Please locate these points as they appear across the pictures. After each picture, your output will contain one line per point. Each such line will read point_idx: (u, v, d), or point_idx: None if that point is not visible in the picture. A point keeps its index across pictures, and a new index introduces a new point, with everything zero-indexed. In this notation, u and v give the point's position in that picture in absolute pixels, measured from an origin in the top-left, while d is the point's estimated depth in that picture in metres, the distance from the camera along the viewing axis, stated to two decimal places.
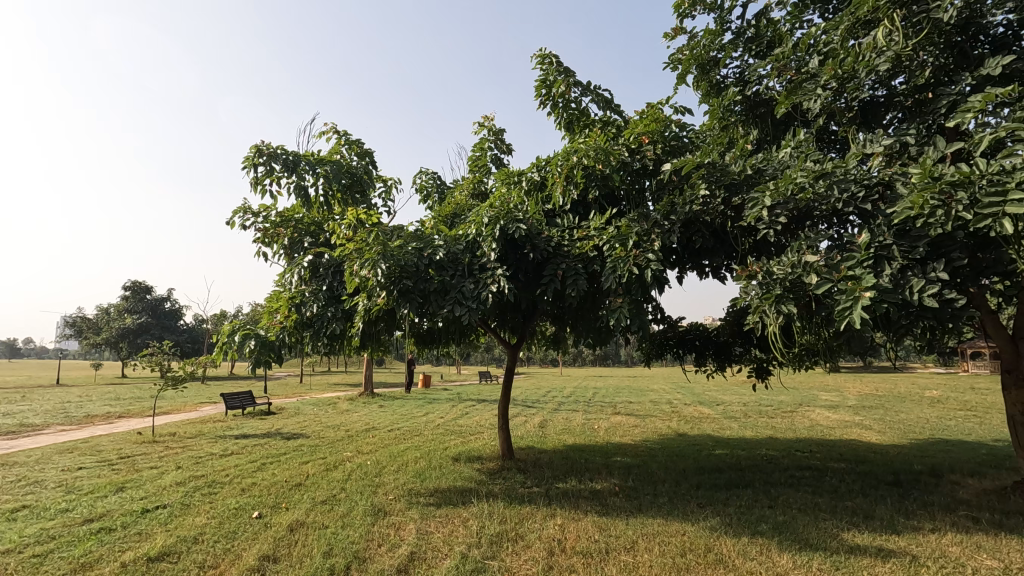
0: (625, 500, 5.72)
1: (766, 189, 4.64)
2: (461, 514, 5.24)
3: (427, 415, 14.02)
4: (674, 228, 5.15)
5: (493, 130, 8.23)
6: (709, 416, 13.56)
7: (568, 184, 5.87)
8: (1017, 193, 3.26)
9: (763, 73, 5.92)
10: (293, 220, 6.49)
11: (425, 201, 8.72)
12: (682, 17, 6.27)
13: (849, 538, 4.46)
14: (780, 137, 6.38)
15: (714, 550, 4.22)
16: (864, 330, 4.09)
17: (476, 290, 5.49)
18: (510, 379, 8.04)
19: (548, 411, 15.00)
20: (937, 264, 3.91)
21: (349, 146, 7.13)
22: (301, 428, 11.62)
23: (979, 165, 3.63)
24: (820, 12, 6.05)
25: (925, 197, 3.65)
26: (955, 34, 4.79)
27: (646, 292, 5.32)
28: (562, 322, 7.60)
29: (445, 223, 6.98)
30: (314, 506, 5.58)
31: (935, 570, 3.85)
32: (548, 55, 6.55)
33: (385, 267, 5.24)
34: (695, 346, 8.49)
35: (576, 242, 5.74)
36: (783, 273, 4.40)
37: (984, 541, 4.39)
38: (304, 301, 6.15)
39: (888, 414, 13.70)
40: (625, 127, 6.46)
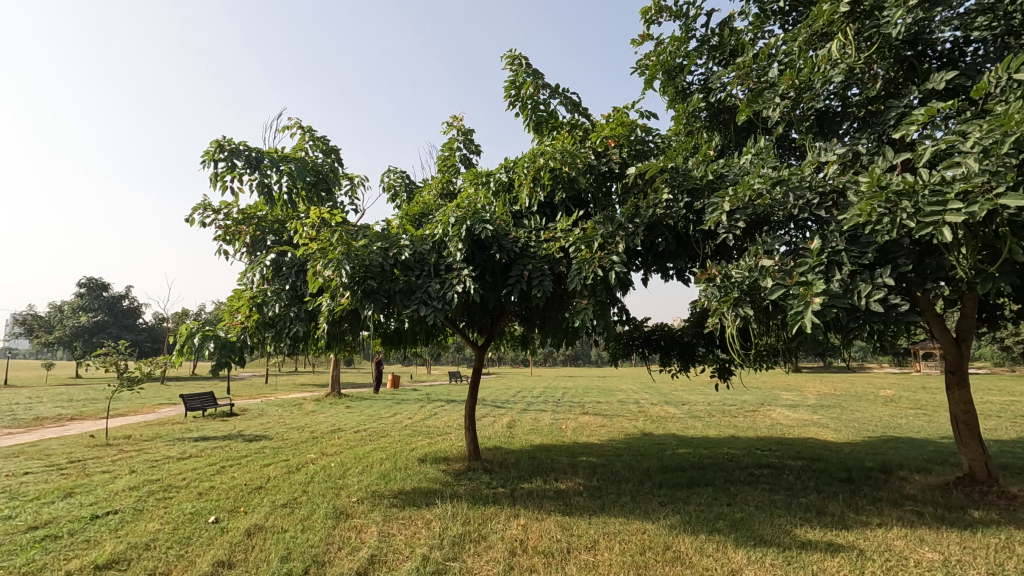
0: (589, 500, 5.78)
1: (725, 195, 4.75)
2: (424, 516, 5.21)
3: (395, 415, 13.88)
4: (638, 231, 5.22)
5: (462, 130, 8.22)
6: (675, 415, 13.80)
7: (535, 185, 5.91)
8: (956, 202, 3.42)
9: (726, 80, 6.03)
10: (255, 219, 6.36)
11: (393, 200, 8.64)
12: (649, 23, 6.35)
13: (802, 534, 4.62)
14: (742, 144, 6.52)
15: (672, 548, 4.31)
16: (816, 334, 4.23)
17: (442, 290, 5.46)
18: (476, 381, 8.00)
19: (516, 411, 15.03)
20: (884, 270, 4.08)
21: (315, 143, 7.02)
22: (264, 430, 11.38)
23: (923, 175, 3.79)
24: (780, 23, 6.22)
25: (872, 205, 3.80)
26: (904, 49, 5.01)
27: (611, 293, 5.41)
28: (530, 322, 7.63)
29: (412, 223, 6.93)
30: (275, 509, 5.48)
31: (880, 563, 4.01)
32: (517, 57, 6.59)
33: (349, 268, 5.17)
34: (661, 346, 8.63)
35: (542, 243, 5.76)
36: (740, 277, 4.53)
37: (927, 535, 4.60)
38: (266, 301, 5.94)
39: (844, 413, 14.19)
40: (592, 130, 6.53)
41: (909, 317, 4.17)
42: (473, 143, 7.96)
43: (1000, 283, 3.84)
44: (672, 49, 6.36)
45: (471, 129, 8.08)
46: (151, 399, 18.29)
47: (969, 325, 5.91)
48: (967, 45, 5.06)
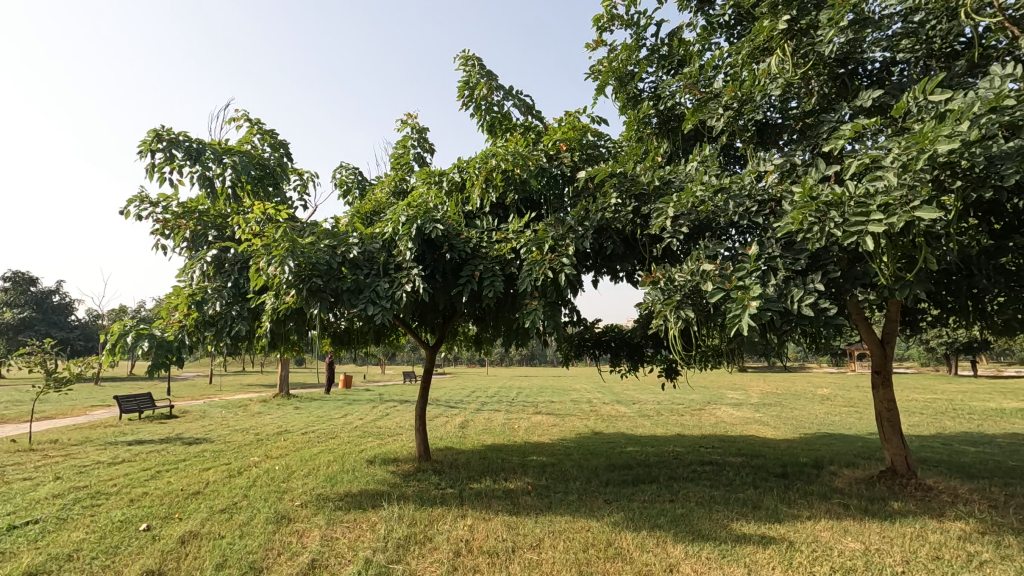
0: (536, 499, 5.84)
1: (670, 200, 4.90)
2: (370, 519, 5.14)
3: (345, 416, 13.61)
4: (587, 233, 5.32)
5: (416, 129, 8.15)
6: (625, 415, 14.00)
7: (487, 186, 5.92)
8: (877, 214, 3.63)
9: (675, 89, 6.21)
10: (196, 213, 6.15)
11: (345, 196, 8.48)
12: (601, 30, 6.45)
13: (737, 528, 4.81)
14: (689, 151, 6.72)
15: (615, 545, 4.41)
16: (753, 336, 4.41)
17: (391, 289, 5.41)
18: (428, 382, 7.93)
19: (469, 411, 14.98)
20: (815, 276, 4.30)
21: (261, 136, 6.80)
22: (205, 432, 10.94)
23: (850, 188, 4.01)
24: (725, 36, 6.44)
25: (803, 215, 4.01)
26: (837, 67, 5.29)
27: (561, 294, 5.49)
28: (483, 322, 7.63)
29: (363, 222, 6.83)
30: (212, 515, 5.28)
31: (807, 553, 4.22)
32: (471, 57, 6.59)
33: (294, 265, 5.05)
34: (611, 347, 8.79)
35: (494, 244, 5.77)
36: (683, 281, 4.68)
37: (851, 526, 4.88)
38: (205, 299, 5.74)
39: (785, 411, 14.81)
40: (544, 133, 6.59)
41: (837, 321, 4.40)
42: (427, 141, 7.90)
43: (916, 289, 4.11)
44: (623, 56, 6.48)
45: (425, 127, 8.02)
46: (85, 399, 17.66)
47: (894, 328, 6.30)
48: (893, 65, 5.39)
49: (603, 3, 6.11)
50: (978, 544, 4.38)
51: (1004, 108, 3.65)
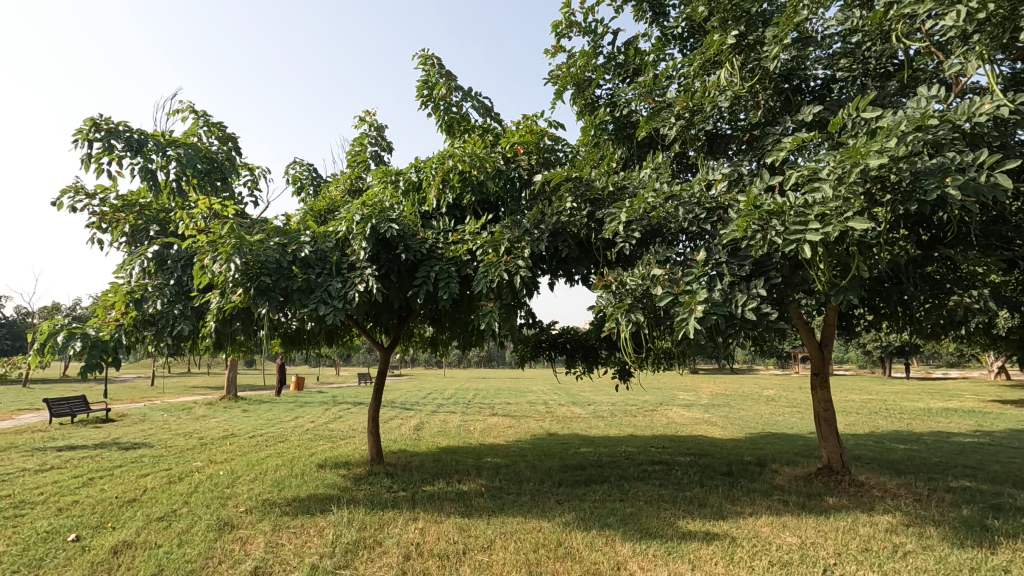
0: (489, 501, 5.84)
1: (622, 206, 5.00)
2: (318, 524, 5.02)
3: (296, 419, 13.25)
4: (542, 237, 5.37)
5: (373, 127, 8.03)
6: (580, 416, 14.22)
7: (443, 187, 5.89)
8: (814, 224, 3.81)
9: (630, 97, 6.34)
10: (136, 206, 5.89)
11: (298, 193, 8.26)
12: (560, 36, 6.52)
13: (683, 525, 4.95)
14: (643, 158, 6.87)
15: (565, 544, 4.47)
16: (700, 339, 4.55)
17: (344, 289, 5.31)
18: (382, 384, 7.80)
19: (425, 413, 14.83)
20: (758, 282, 4.48)
21: (209, 129, 6.55)
22: (144, 437, 10.42)
23: (790, 198, 4.19)
24: (679, 48, 6.62)
25: (747, 223, 4.18)
26: (782, 82, 5.53)
27: (516, 296, 5.52)
28: (439, 323, 7.57)
29: (316, 220, 6.67)
30: (149, 523, 5.04)
31: (747, 548, 4.39)
32: (430, 56, 6.54)
33: (241, 262, 4.87)
34: (566, 349, 8.89)
35: (450, 245, 5.74)
36: (634, 284, 4.80)
37: (789, 521, 5.10)
38: (145, 297, 5.49)
39: (733, 412, 15.32)
40: (502, 136, 6.61)
41: (777, 325, 4.60)
42: (384, 139, 7.80)
43: (849, 295, 4.34)
44: (582, 62, 6.57)
45: (383, 125, 7.91)
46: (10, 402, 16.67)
47: (832, 332, 6.62)
48: (833, 83, 5.68)
49: (562, 9, 6.18)
50: (902, 536, 4.67)
51: (928, 127, 3.90)
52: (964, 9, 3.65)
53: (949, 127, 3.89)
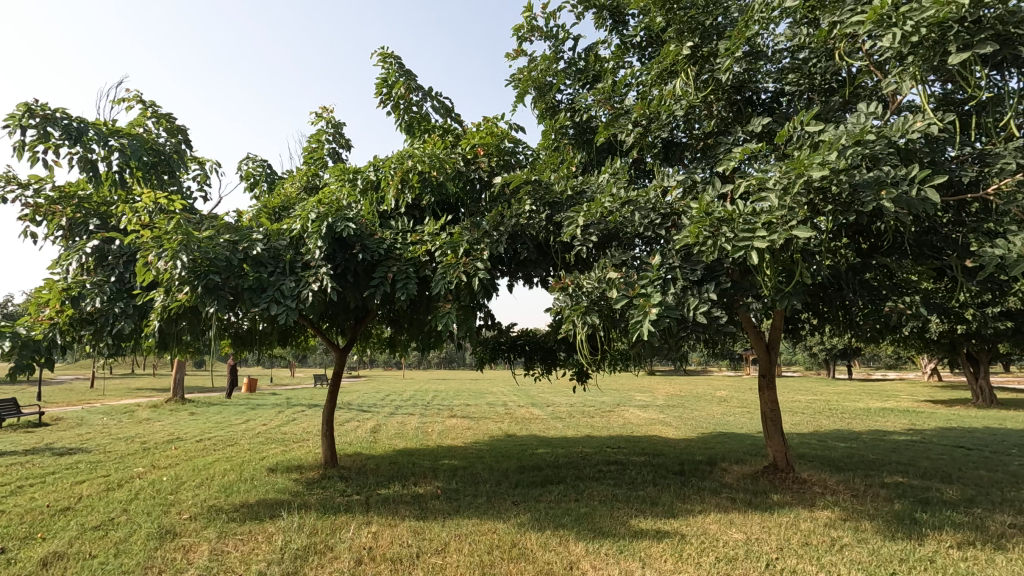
0: (445, 503, 5.81)
1: (580, 210, 5.08)
2: (267, 530, 4.87)
3: (247, 422, 12.84)
4: (501, 239, 5.38)
5: (331, 123, 7.87)
6: (538, 417, 14.33)
7: (402, 187, 5.83)
8: (762, 231, 3.95)
9: (590, 102, 6.43)
10: (75, 199, 5.66)
11: (251, 189, 8.02)
12: (522, 39, 6.54)
13: (635, 524, 5.05)
14: (602, 163, 6.98)
15: (519, 545, 4.49)
16: (653, 342, 4.65)
17: (297, 288, 5.19)
18: (337, 385, 7.63)
19: (383, 415, 14.63)
20: (708, 286, 4.62)
21: (157, 120, 6.27)
22: (81, 442, 9.88)
23: (739, 206, 4.33)
24: (638, 56, 6.76)
25: (699, 229, 4.29)
26: (734, 94, 5.73)
27: (475, 298, 5.50)
28: (397, 324, 7.48)
29: (270, 217, 6.48)
30: (83, 533, 4.78)
31: (696, 545, 4.52)
32: (390, 54, 6.44)
33: (188, 260, 4.68)
34: (525, 350, 8.93)
35: (408, 246, 5.68)
36: (590, 287, 4.86)
37: (736, 518, 5.27)
38: (83, 294, 5.19)
39: (687, 412, 15.73)
40: (463, 137, 6.59)
41: (726, 328, 4.75)
42: (342, 137, 7.66)
43: (793, 300, 4.52)
44: (543, 66, 6.61)
45: (341, 122, 7.77)
46: None
47: (778, 335, 6.89)
48: (782, 97, 5.92)
49: (524, 13, 6.21)
50: (839, 530, 4.90)
51: (866, 142, 4.12)
52: (899, 32, 3.88)
53: (885, 143, 4.12)
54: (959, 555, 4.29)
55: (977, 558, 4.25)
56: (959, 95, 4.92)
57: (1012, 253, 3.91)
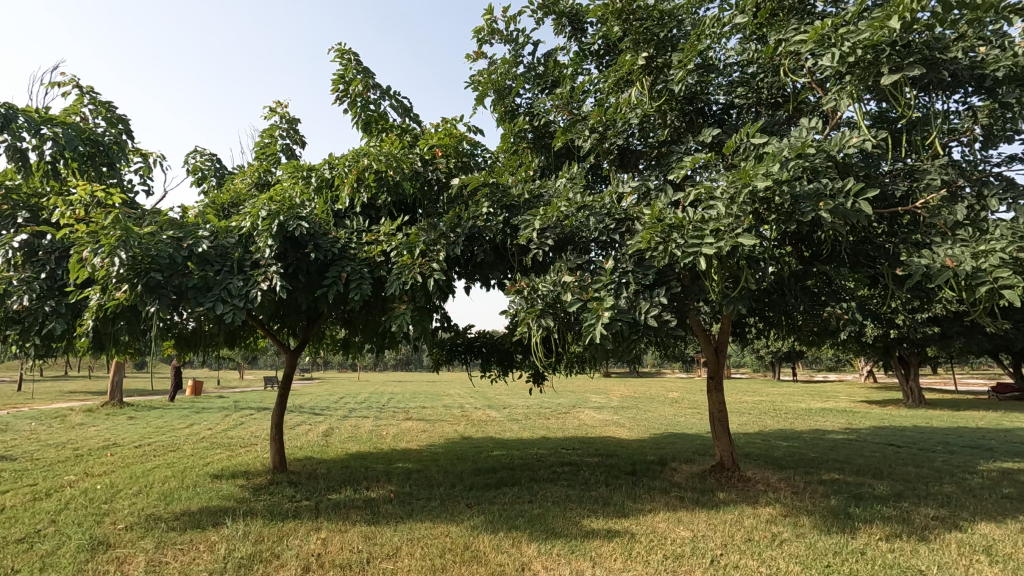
0: (398, 507, 5.74)
1: (537, 214, 5.13)
2: (209, 539, 4.69)
3: (192, 426, 12.32)
4: (458, 241, 5.38)
5: (285, 119, 7.66)
6: (494, 419, 14.36)
7: (358, 186, 5.75)
8: (709, 238, 4.10)
9: (548, 108, 6.50)
10: (2, 190, 5.31)
11: (199, 184, 7.71)
12: (481, 42, 6.55)
13: (587, 524, 5.13)
14: (559, 167, 7.06)
15: (472, 548, 4.48)
16: (606, 345, 4.74)
17: (245, 288, 5.03)
18: (286, 388, 7.42)
19: (335, 418, 14.29)
20: (659, 291, 4.74)
21: (95, 109, 5.95)
22: (5, 450, 9.24)
23: (689, 213, 4.47)
24: (596, 64, 6.88)
25: (651, 235, 4.41)
26: (686, 105, 5.92)
27: (431, 300, 5.46)
28: (351, 325, 7.34)
29: (218, 213, 6.25)
30: (5, 547, 4.47)
31: (644, 544, 4.63)
32: (347, 51, 6.31)
33: (127, 257, 4.46)
34: (482, 352, 8.92)
35: (363, 246, 5.59)
36: (545, 291, 4.91)
37: (684, 516, 5.43)
38: (9, 292, 4.86)
39: (640, 413, 16.10)
40: (421, 137, 6.54)
41: (676, 332, 4.89)
42: (296, 133, 7.48)
43: (739, 305, 4.70)
44: (502, 69, 6.63)
45: (296, 118, 7.58)
46: None
47: (725, 338, 7.14)
48: (732, 109, 6.15)
49: (484, 16, 6.22)
50: (780, 525, 5.12)
51: (807, 155, 4.34)
52: (837, 52, 4.12)
53: (824, 156, 4.35)
54: (888, 547, 4.56)
55: (903, 549, 4.52)
56: (892, 113, 5.24)
57: (937, 264, 4.20)
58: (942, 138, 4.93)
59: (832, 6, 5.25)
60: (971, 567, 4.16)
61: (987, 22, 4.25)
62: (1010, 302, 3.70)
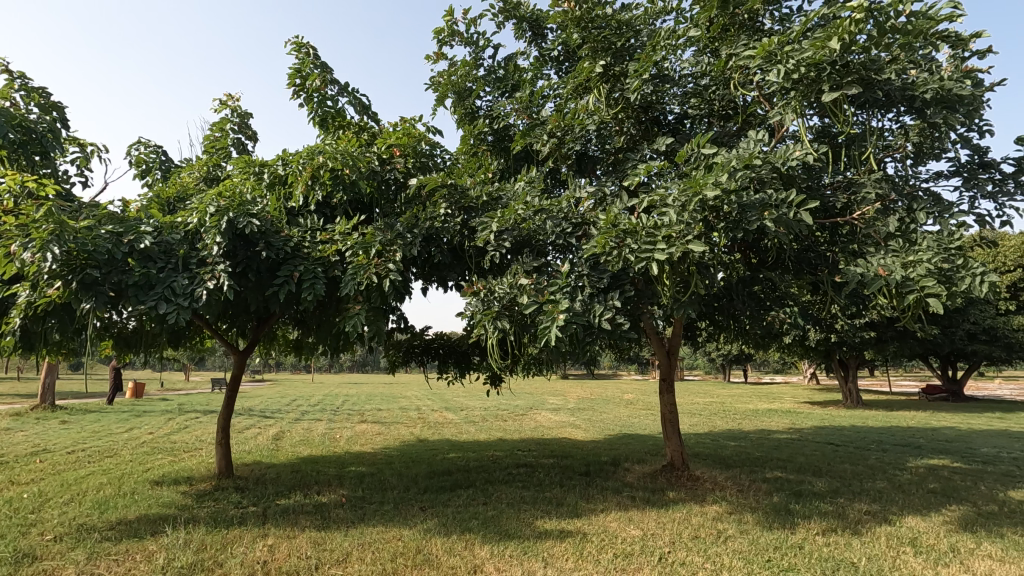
0: (349, 511, 5.63)
1: (494, 216, 5.15)
2: (146, 548, 4.48)
3: (131, 430, 11.74)
4: (415, 241, 5.34)
5: (237, 112, 7.41)
6: (451, 421, 14.30)
7: (312, 183, 5.63)
8: (661, 244, 4.20)
9: (507, 111, 6.53)
10: None
11: (142, 177, 7.36)
12: (442, 43, 6.53)
13: (540, 525, 5.17)
14: (518, 171, 7.10)
15: (424, 551, 4.45)
16: (561, 347, 4.78)
17: (191, 286, 4.84)
18: (234, 390, 7.17)
19: (286, 421, 13.89)
20: (613, 294, 4.83)
21: (28, 95, 5.61)
22: None
23: (643, 219, 4.57)
24: (555, 70, 6.96)
25: (605, 240, 4.50)
26: (641, 114, 6.06)
27: (386, 301, 5.38)
28: (304, 326, 7.16)
29: (162, 208, 6.00)
30: None
31: (595, 543, 4.70)
32: (304, 44, 6.15)
33: (60, 252, 4.23)
34: (439, 354, 8.86)
35: (317, 244, 5.47)
36: (501, 293, 4.93)
37: (635, 515, 5.55)
38: None
39: (595, 415, 16.36)
40: (379, 136, 6.46)
41: (629, 334, 4.99)
42: (249, 127, 7.25)
43: (689, 310, 4.84)
44: (463, 71, 6.62)
45: (248, 112, 7.35)
46: None
47: (677, 341, 7.35)
48: (685, 119, 6.34)
49: (444, 17, 6.20)
50: (725, 523, 5.29)
51: (754, 166, 4.51)
52: (783, 68, 4.31)
53: (769, 168, 4.54)
54: (824, 541, 4.79)
55: (838, 542, 4.76)
56: (833, 128, 5.51)
57: (870, 272, 4.44)
58: (878, 153, 5.22)
59: (779, 24, 5.48)
60: (897, 558, 4.42)
61: (918, 46, 4.53)
62: (935, 310, 3.95)
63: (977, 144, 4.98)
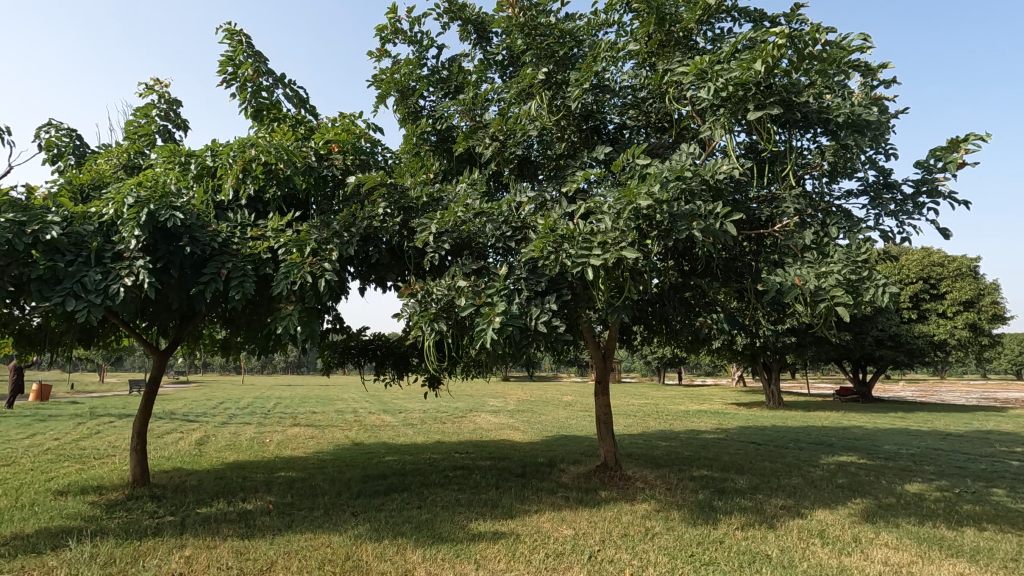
0: (276, 519, 5.41)
1: (434, 217, 5.11)
2: (45, 565, 4.13)
3: (34, 436, 10.80)
4: (352, 240, 5.22)
5: (163, 97, 6.98)
6: (388, 423, 14.05)
7: (243, 177, 5.39)
8: (596, 251, 4.33)
9: (451, 112, 6.51)
10: None
11: (53, 161, 6.79)
12: (385, 40, 6.41)
13: (474, 527, 5.17)
14: (460, 172, 7.07)
15: (353, 558, 4.35)
16: (498, 349, 4.81)
17: (104, 282, 4.52)
18: (152, 393, 6.74)
19: (213, 425, 13.21)
20: (550, 298, 4.91)
21: None
22: None
23: (580, 225, 4.69)
24: (500, 74, 7.00)
25: (543, 244, 4.57)
26: (582, 122, 6.19)
27: (320, 300, 5.20)
28: (232, 325, 6.84)
29: (74, 197, 5.57)
30: None
31: (528, 544, 4.75)
32: (237, 32, 5.88)
33: None
34: (376, 356, 8.69)
35: (247, 241, 5.25)
36: (439, 295, 4.90)
37: (568, 515, 5.65)
38: None
39: (534, 416, 16.57)
40: (317, 131, 6.28)
41: (565, 337, 5.09)
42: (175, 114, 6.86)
43: (622, 314, 4.99)
44: (405, 70, 6.53)
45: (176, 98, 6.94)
46: None
47: (612, 344, 7.56)
48: (624, 129, 6.53)
49: (388, 14, 6.10)
50: (653, 520, 5.49)
51: (685, 178, 4.71)
52: (713, 86, 4.54)
53: (700, 181, 4.73)
54: (742, 535, 5.06)
55: (755, 536, 5.05)
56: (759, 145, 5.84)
57: (788, 281, 4.74)
58: (797, 171, 5.57)
59: (711, 44, 5.75)
60: (807, 549, 4.73)
61: (833, 74, 4.89)
62: (842, 317, 4.28)
63: (882, 167, 5.41)
